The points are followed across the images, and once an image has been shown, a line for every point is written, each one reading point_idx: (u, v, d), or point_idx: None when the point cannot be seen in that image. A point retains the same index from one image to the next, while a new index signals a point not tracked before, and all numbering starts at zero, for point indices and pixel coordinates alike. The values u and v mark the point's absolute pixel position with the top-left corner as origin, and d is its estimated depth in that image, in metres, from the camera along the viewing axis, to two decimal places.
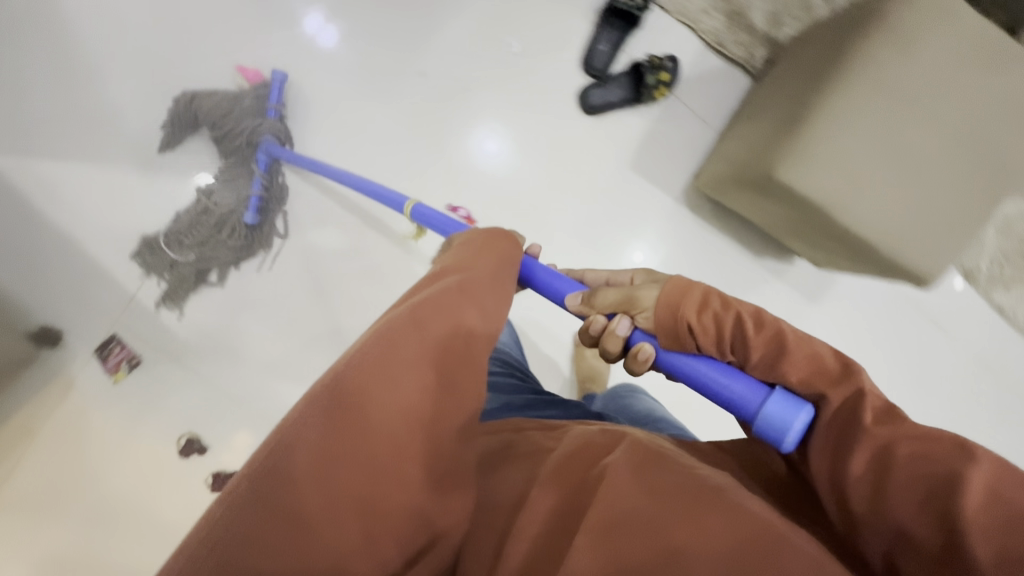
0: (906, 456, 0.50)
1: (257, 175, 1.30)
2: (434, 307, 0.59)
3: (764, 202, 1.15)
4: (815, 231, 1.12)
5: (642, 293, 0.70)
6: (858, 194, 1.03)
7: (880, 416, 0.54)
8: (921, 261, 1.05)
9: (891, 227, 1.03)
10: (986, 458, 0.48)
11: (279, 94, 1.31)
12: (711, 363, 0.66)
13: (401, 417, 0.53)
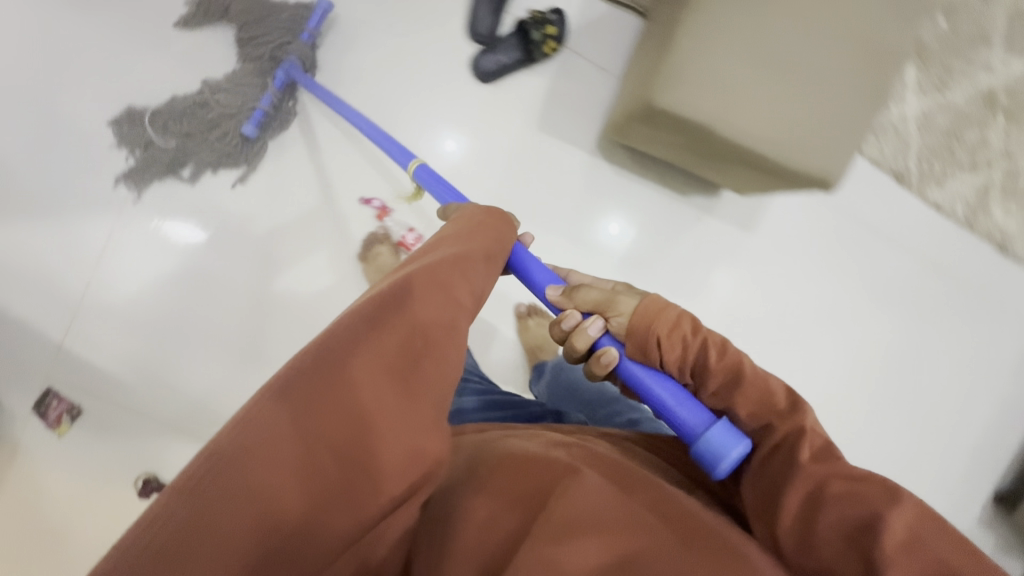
0: (836, 493, 0.43)
1: (266, 93, 0.98)
2: (440, 276, 0.45)
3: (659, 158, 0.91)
4: (705, 150, 0.78)
5: (624, 297, 0.58)
6: (750, 84, 0.69)
7: (813, 450, 0.46)
8: (822, 153, 0.72)
9: (794, 123, 0.70)
10: (912, 497, 0.41)
11: (320, 20, 0.98)
12: (671, 386, 0.54)
13: (387, 409, 0.39)
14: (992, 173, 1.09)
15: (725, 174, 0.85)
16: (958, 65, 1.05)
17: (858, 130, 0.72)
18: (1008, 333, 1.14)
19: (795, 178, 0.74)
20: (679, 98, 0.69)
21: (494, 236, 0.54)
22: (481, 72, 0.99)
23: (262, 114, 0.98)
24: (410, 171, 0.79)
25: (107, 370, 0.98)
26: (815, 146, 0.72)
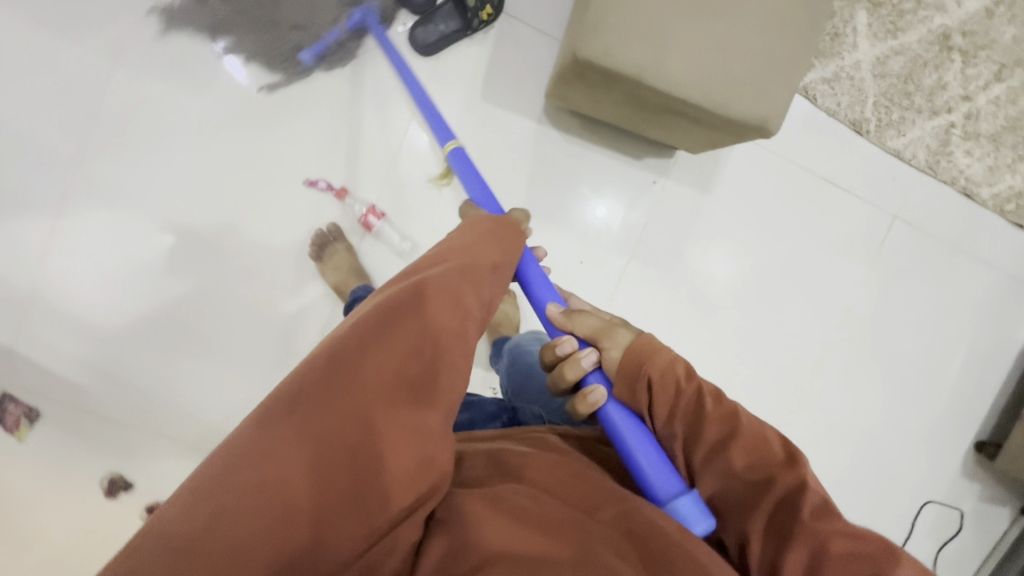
0: (840, 552, 0.43)
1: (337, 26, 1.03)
2: (452, 281, 0.45)
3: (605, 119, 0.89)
4: (643, 108, 0.77)
5: (622, 332, 0.57)
6: (675, 31, 0.67)
7: (813, 501, 0.45)
8: (761, 96, 0.70)
9: (727, 68, 0.68)
10: (908, 556, 0.42)
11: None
12: (646, 444, 0.52)
13: (401, 416, 0.39)
14: (951, 117, 1.07)
15: (673, 132, 0.84)
16: (908, 7, 1.03)
17: (795, 68, 0.70)
18: (978, 276, 1.13)
19: (736, 127, 0.73)
20: (605, 51, 0.67)
21: (502, 239, 0.53)
22: (419, 46, 0.97)
23: (326, 46, 1.03)
24: (444, 149, 0.80)
25: (68, 370, 0.99)
26: (752, 89, 0.69)
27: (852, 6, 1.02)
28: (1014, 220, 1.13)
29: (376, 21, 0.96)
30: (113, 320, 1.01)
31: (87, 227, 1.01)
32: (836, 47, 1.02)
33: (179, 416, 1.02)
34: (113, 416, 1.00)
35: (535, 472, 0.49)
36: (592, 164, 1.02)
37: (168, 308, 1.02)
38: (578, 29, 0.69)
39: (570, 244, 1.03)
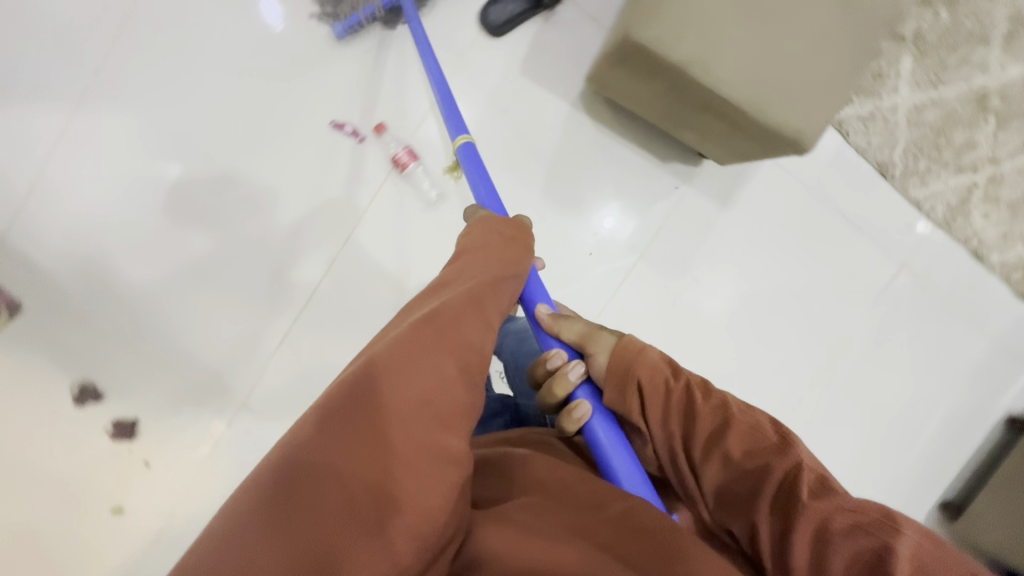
0: (842, 529, 0.41)
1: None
2: (468, 296, 0.49)
3: (641, 112, 0.89)
4: (683, 104, 0.77)
5: (605, 337, 0.59)
6: (731, 27, 0.67)
7: (809, 477, 0.44)
8: (803, 110, 0.70)
9: (775, 74, 0.68)
10: (910, 520, 0.40)
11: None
12: (626, 458, 0.53)
13: (434, 429, 0.40)
14: (975, 177, 1.08)
15: (709, 136, 0.83)
16: (954, 61, 1.03)
17: (838, 88, 0.70)
18: (976, 338, 1.13)
19: (772, 137, 0.72)
20: (660, 34, 0.67)
21: (511, 258, 0.58)
22: (492, 25, 0.97)
23: (358, 22, 1.00)
24: (455, 146, 0.81)
25: (58, 270, 0.98)
26: (795, 100, 0.69)
27: (899, 49, 1.02)
28: (1019, 290, 1.13)
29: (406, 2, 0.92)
30: (109, 230, 1.00)
31: (97, 130, 0.99)
32: (876, 87, 1.03)
33: (161, 337, 1.01)
34: (94, 325, 0.99)
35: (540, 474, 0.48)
36: (615, 159, 1.02)
37: (167, 226, 1.01)
38: (634, 10, 0.69)
39: (580, 234, 1.03)
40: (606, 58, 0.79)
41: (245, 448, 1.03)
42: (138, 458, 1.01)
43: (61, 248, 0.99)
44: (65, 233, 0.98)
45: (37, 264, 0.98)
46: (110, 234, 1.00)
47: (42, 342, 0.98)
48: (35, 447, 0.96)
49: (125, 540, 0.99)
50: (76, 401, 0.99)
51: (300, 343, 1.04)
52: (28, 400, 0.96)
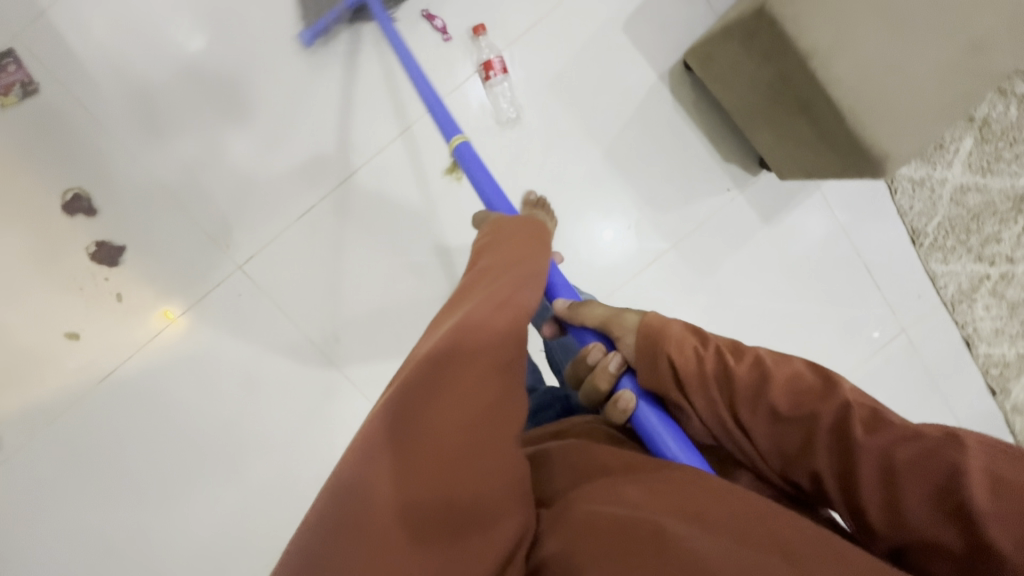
0: (906, 461, 0.39)
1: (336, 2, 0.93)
2: (495, 291, 0.45)
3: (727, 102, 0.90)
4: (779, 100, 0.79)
5: (627, 314, 0.56)
6: (858, 34, 0.70)
7: (861, 412, 0.43)
8: (893, 133, 0.72)
9: (879, 91, 0.71)
10: (970, 435, 0.39)
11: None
12: (673, 435, 0.51)
13: (469, 445, 0.37)
14: (990, 269, 1.13)
15: (787, 145, 0.85)
16: (1008, 156, 1.09)
17: (922, 125, 0.74)
18: (949, 421, 1.17)
19: (856, 152, 0.74)
20: (797, 15, 0.69)
21: (538, 251, 0.53)
22: None
23: (324, 26, 0.94)
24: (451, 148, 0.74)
25: (89, 67, 0.92)
26: (890, 120, 0.72)
27: (965, 129, 1.08)
28: (992, 385, 1.18)
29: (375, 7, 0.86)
30: (155, 46, 0.94)
31: None
32: (930, 158, 1.08)
33: (174, 173, 0.95)
34: (105, 136, 0.93)
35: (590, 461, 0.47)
36: (681, 143, 1.02)
37: (215, 61, 0.95)
38: None
39: (625, 204, 1.02)
40: (722, 33, 0.80)
41: (224, 307, 0.97)
42: (111, 289, 0.94)
43: (103, 42, 0.93)
44: (109, 34, 0.93)
45: (69, 56, 0.92)
46: (154, 49, 0.94)
47: (46, 137, 0.91)
48: (12, 241, 0.91)
49: (77, 366, 0.94)
50: (65, 208, 0.92)
51: (312, 225, 0.98)
52: (18, 190, 0.91)
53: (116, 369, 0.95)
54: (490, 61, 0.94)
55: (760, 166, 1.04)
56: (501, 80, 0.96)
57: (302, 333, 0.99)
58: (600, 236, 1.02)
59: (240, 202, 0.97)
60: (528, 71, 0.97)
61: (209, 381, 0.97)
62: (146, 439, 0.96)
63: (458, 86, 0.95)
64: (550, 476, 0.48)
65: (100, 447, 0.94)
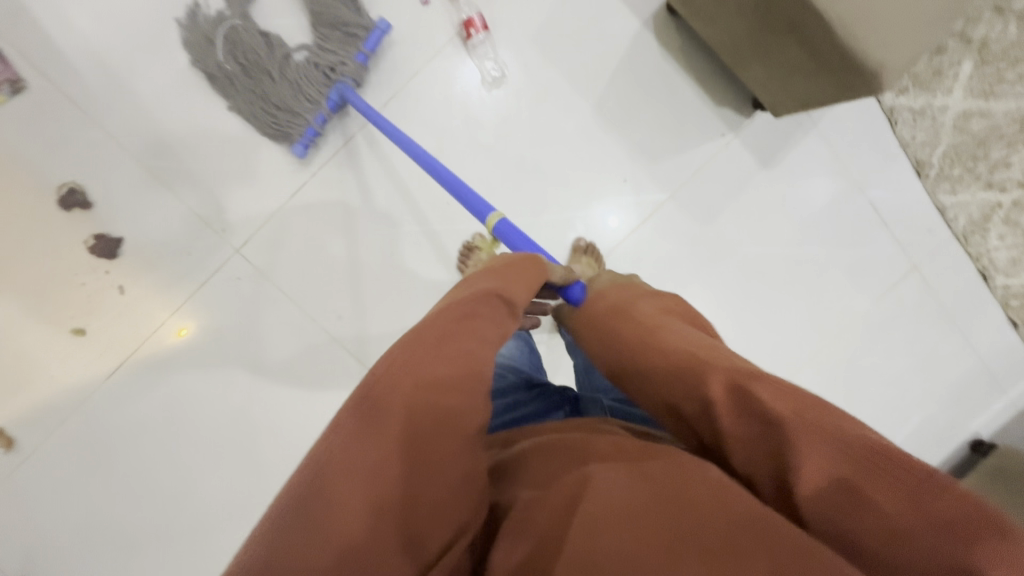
0: (753, 440, 0.41)
1: (320, 111, 0.92)
2: (447, 333, 0.43)
3: (714, 38, 0.87)
4: (764, 27, 0.77)
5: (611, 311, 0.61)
6: None
7: (725, 397, 0.43)
8: (886, 42, 0.70)
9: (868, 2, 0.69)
10: (827, 428, 0.38)
11: (378, 41, 0.93)
12: None
13: (419, 490, 0.38)
14: (1001, 197, 1.10)
15: (776, 76, 0.83)
16: (1009, 77, 1.06)
17: (919, 33, 0.71)
18: (969, 357, 1.14)
19: (850, 67, 0.72)
20: None
21: (512, 280, 0.49)
22: None
23: (312, 134, 0.94)
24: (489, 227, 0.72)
25: (72, 63, 0.93)
26: (883, 29, 0.69)
27: (963, 52, 1.05)
28: (1013, 317, 1.15)
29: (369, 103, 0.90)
30: (134, 36, 0.94)
31: None
32: (929, 86, 1.06)
33: (164, 162, 0.95)
34: (93, 130, 0.93)
35: (581, 451, 0.44)
36: (670, 91, 1.00)
37: None
38: None
39: (617, 159, 1.01)
40: None
41: (225, 292, 0.97)
42: (112, 282, 0.95)
43: (86, 35, 0.93)
44: (89, 27, 0.93)
45: (52, 53, 0.92)
46: (133, 39, 0.94)
47: (36, 136, 0.92)
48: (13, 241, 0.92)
49: (85, 359, 0.94)
50: (62, 204, 0.93)
51: (305, 204, 0.98)
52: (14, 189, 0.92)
53: (125, 360, 0.95)
54: (470, 19, 0.93)
55: (753, 108, 1.02)
56: (483, 39, 0.95)
57: (305, 313, 0.98)
58: (604, 223, 1.01)
59: (234, 187, 0.97)
60: (510, 29, 0.96)
61: (215, 367, 0.97)
62: (158, 429, 0.96)
63: (440, 51, 0.95)
64: (532, 463, 0.46)
65: (115, 440, 0.95)
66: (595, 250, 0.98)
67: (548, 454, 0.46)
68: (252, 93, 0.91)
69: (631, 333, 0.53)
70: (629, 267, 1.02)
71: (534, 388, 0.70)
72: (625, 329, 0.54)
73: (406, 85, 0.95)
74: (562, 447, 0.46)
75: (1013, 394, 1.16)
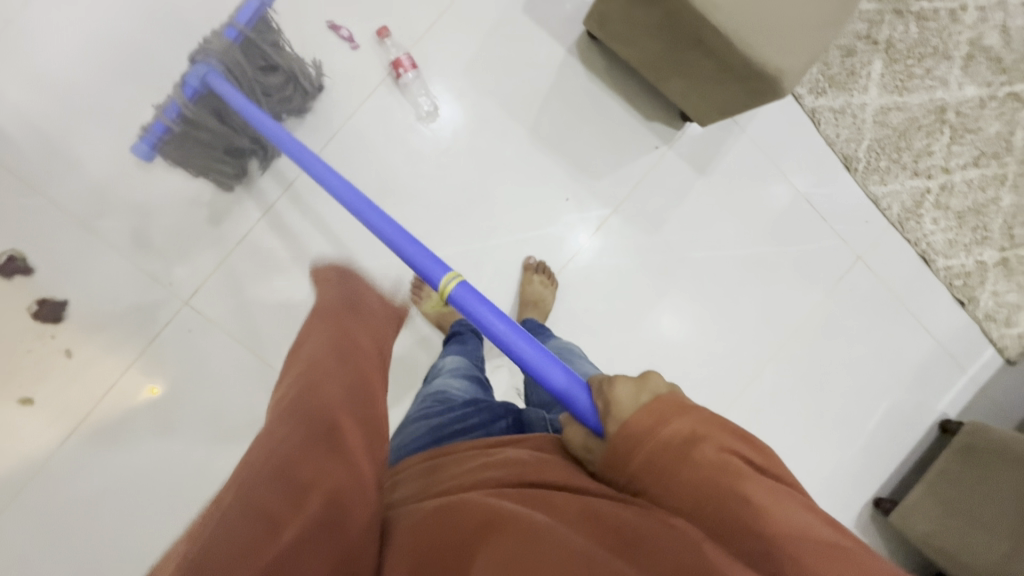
0: None
1: (172, 98, 0.84)
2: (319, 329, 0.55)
3: (633, 59, 0.92)
4: (672, 45, 0.82)
5: (625, 392, 0.46)
6: None
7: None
8: (782, 50, 0.74)
9: (760, 15, 0.74)
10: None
11: (251, 16, 0.85)
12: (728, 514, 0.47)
13: (316, 398, 0.42)
14: (928, 183, 1.15)
15: (692, 90, 0.87)
16: (917, 73, 1.13)
17: (813, 36, 0.76)
18: (923, 341, 1.16)
19: (754, 76, 0.76)
20: None
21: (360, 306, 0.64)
22: None
23: (163, 131, 0.86)
24: (446, 289, 0.63)
25: (6, 132, 0.93)
26: (777, 39, 0.74)
27: (871, 53, 1.12)
28: (959, 296, 1.17)
29: (220, 82, 0.82)
30: (69, 102, 0.95)
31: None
32: (845, 87, 1.12)
33: (106, 222, 0.95)
34: (31, 196, 0.93)
35: (527, 470, 0.45)
36: (602, 111, 1.04)
37: (131, 105, 0.97)
38: None
39: (558, 179, 1.04)
40: None
41: (176, 346, 0.96)
42: (59, 346, 0.93)
43: (20, 104, 0.94)
44: (23, 97, 0.94)
45: None
46: (69, 105, 0.95)
47: None
48: None
49: (31, 429, 0.91)
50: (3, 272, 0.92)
51: (253, 249, 0.98)
52: None
53: (76, 426, 0.92)
54: (398, 59, 0.96)
55: (683, 120, 1.07)
56: (414, 76, 0.99)
57: (263, 358, 0.98)
58: (578, 243, 1.04)
59: (179, 240, 0.97)
60: (442, 66, 1.00)
61: (171, 423, 0.95)
62: (112, 493, 0.92)
63: (375, 92, 0.98)
64: (476, 472, 0.46)
65: (69, 511, 0.91)
66: (546, 268, 1.01)
67: (490, 466, 0.47)
68: (209, 148, 0.89)
69: (685, 496, 0.40)
70: (581, 283, 1.04)
71: (477, 403, 0.69)
72: (679, 493, 0.40)
73: (343, 126, 0.98)
74: (507, 464, 0.46)
75: (973, 371, 1.18)
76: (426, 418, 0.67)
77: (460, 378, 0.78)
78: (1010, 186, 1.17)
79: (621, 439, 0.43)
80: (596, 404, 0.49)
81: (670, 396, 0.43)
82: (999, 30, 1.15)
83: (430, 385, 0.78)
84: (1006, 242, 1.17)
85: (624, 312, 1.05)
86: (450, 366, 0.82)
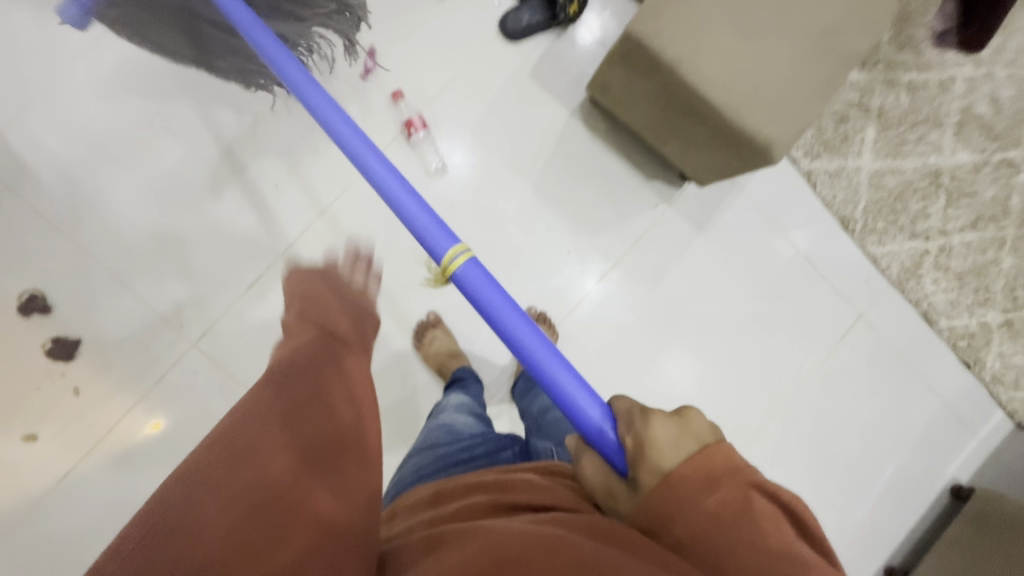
0: None
1: None
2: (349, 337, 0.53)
3: (632, 123, 0.96)
4: (669, 112, 0.86)
5: (664, 427, 0.41)
6: (716, 45, 0.78)
7: None
8: (772, 120, 0.78)
9: (750, 87, 0.78)
10: None
11: None
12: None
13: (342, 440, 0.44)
14: (927, 244, 1.16)
15: (689, 151, 0.91)
16: (910, 140, 1.17)
17: (802, 106, 0.80)
18: (929, 400, 1.15)
19: (745, 142, 0.80)
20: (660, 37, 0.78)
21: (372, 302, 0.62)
22: (512, 33, 1.06)
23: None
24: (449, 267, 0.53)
25: (43, 176, 0.99)
26: (767, 109, 0.78)
27: (864, 119, 1.16)
28: (964, 358, 1.16)
29: None
30: (100, 151, 1.01)
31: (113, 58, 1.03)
32: (839, 151, 1.16)
33: (125, 264, 0.99)
34: (57, 238, 0.98)
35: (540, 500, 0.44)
36: (604, 169, 1.09)
37: (156, 156, 1.02)
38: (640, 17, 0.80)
39: (560, 232, 1.07)
40: (609, 60, 0.89)
41: (181, 386, 0.97)
42: (67, 383, 0.95)
43: (53, 151, 1.00)
44: (55, 144, 1.00)
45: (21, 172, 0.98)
46: (99, 153, 1.01)
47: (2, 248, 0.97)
48: None
49: (33, 463, 0.92)
50: (21, 310, 0.95)
51: (264, 293, 1.02)
52: None
53: (76, 463, 0.93)
54: (411, 119, 1.03)
55: (682, 179, 1.10)
56: (424, 132, 1.05)
57: None
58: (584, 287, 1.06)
59: (193, 284, 1.00)
60: (452, 127, 1.06)
61: (170, 464, 0.95)
62: (104, 533, 0.92)
63: (387, 149, 1.04)
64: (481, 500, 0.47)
65: (61, 549, 0.91)
66: (548, 318, 1.03)
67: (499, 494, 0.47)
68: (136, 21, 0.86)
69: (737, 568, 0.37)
70: (582, 335, 1.05)
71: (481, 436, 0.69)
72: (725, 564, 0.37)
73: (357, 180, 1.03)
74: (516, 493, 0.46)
75: (983, 435, 1.15)
76: (433, 446, 0.68)
77: (466, 414, 0.78)
78: (1009, 250, 1.18)
79: (665, 499, 0.39)
80: (624, 442, 0.43)
81: (718, 451, 0.39)
82: (989, 99, 1.20)
83: (435, 419, 0.78)
84: (1008, 304, 1.17)
85: (624, 364, 1.06)
86: (455, 403, 0.82)
